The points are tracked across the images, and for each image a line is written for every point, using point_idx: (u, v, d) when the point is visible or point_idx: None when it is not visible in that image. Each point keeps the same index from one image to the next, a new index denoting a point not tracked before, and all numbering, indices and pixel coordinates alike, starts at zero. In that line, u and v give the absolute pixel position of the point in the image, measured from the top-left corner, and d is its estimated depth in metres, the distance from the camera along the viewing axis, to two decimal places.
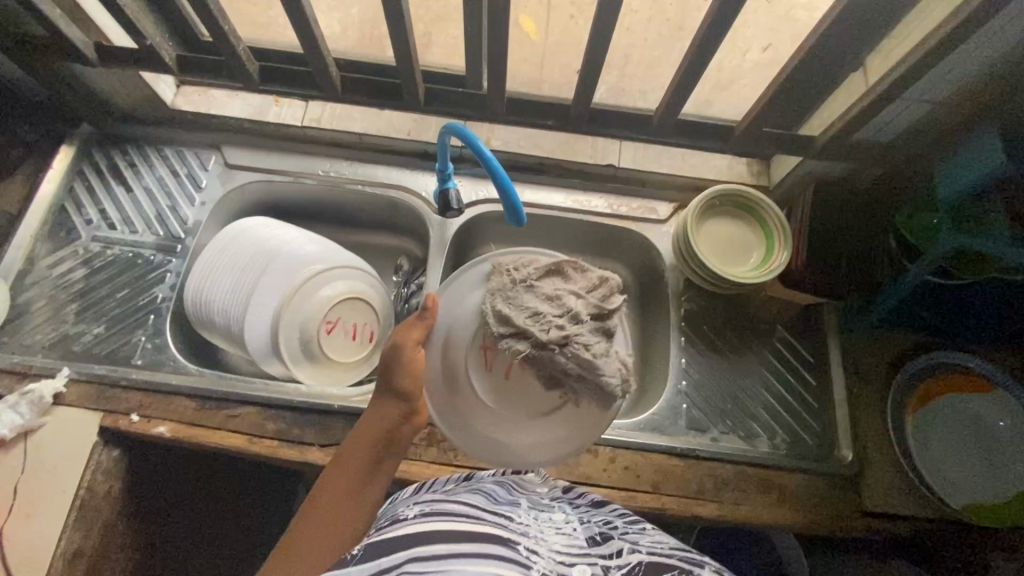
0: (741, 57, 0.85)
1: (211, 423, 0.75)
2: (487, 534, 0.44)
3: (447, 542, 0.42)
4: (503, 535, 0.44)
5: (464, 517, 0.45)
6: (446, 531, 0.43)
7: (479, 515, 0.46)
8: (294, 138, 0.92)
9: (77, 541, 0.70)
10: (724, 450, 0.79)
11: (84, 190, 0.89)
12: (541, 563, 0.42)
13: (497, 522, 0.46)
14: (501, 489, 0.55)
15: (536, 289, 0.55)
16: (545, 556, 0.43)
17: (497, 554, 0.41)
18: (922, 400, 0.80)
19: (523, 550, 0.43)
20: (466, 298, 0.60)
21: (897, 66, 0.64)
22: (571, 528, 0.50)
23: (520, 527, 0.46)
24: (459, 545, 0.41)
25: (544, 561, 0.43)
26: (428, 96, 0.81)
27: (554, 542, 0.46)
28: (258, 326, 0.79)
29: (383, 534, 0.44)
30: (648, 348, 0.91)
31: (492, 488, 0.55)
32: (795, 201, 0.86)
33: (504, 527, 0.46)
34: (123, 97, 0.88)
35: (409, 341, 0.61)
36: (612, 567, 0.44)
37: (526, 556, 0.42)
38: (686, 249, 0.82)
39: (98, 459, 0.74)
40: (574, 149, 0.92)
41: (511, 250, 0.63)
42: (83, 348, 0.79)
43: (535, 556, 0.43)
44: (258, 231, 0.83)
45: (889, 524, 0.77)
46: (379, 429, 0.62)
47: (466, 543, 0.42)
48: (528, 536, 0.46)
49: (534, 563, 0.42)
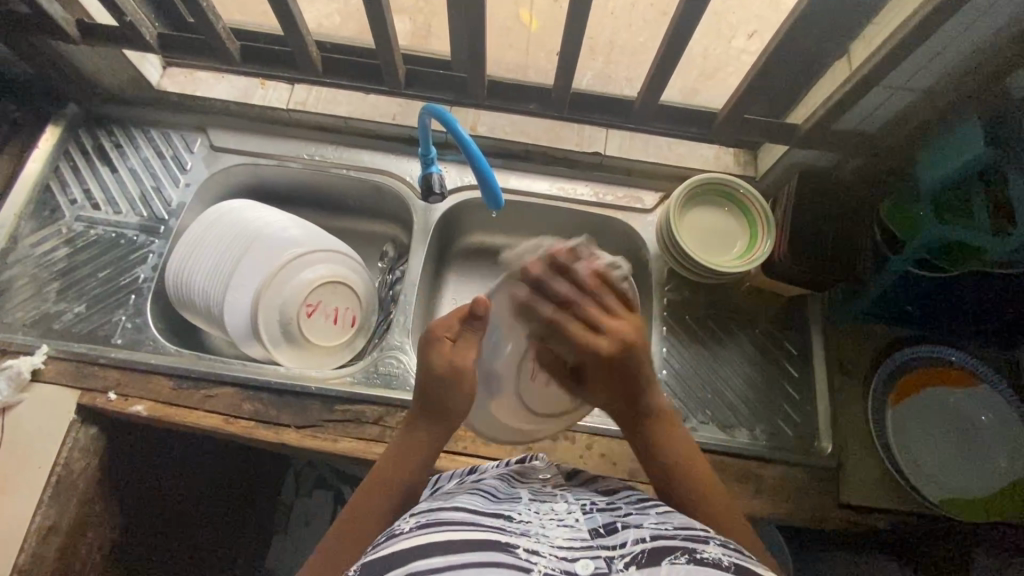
0: (727, 44, 0.84)
1: (188, 402, 0.75)
2: (486, 540, 0.43)
3: (448, 552, 0.42)
4: (503, 540, 0.43)
5: (464, 521, 0.45)
6: (445, 541, 0.43)
7: (478, 520, 0.46)
8: (279, 121, 0.92)
9: (53, 515, 0.71)
10: (702, 438, 0.78)
11: (69, 170, 0.89)
12: (543, 563, 0.41)
13: (497, 524, 0.45)
14: (500, 485, 0.55)
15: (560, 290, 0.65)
16: (547, 554, 0.42)
17: (498, 562, 0.41)
18: (905, 392, 0.80)
19: (523, 552, 0.42)
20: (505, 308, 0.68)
21: (878, 52, 0.63)
22: (574, 519, 0.48)
23: (520, 527, 0.46)
24: (457, 555, 0.41)
25: (545, 560, 0.42)
26: (410, 79, 0.81)
27: (555, 536, 0.45)
28: (237, 307, 0.79)
29: (380, 551, 0.44)
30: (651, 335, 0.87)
31: (491, 485, 0.55)
32: (780, 192, 0.85)
33: (505, 529, 0.45)
34: (108, 77, 0.88)
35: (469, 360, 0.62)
36: (615, 558, 0.42)
37: (527, 559, 0.41)
38: (668, 236, 0.81)
39: (76, 436, 0.74)
40: (559, 136, 0.91)
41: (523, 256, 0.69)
42: (63, 326, 0.79)
43: (536, 557, 0.42)
44: (241, 212, 0.83)
45: (865, 516, 0.77)
46: (429, 443, 0.63)
47: (463, 553, 0.41)
48: (529, 535, 0.45)
49: (535, 564, 0.41)
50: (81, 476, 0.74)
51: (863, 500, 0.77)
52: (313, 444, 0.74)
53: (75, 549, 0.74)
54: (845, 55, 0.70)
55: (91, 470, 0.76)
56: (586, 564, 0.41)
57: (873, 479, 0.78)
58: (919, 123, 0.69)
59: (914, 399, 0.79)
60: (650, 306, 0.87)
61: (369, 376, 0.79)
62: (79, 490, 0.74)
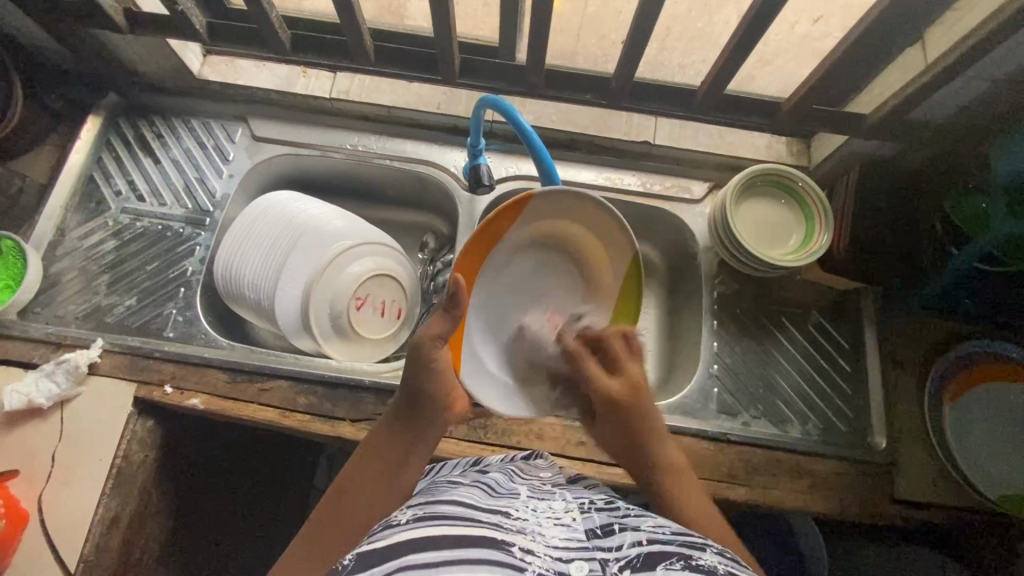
0: (790, 30, 0.79)
1: (243, 396, 0.76)
2: (480, 537, 0.43)
3: (437, 545, 0.41)
4: (498, 537, 0.43)
5: (461, 517, 0.45)
6: (439, 536, 0.43)
7: (473, 515, 0.46)
8: (322, 111, 0.91)
9: (114, 507, 0.71)
10: (755, 434, 0.77)
11: (112, 161, 0.89)
12: (537, 564, 0.41)
13: (493, 521, 0.46)
14: (502, 477, 0.57)
15: (557, 226, 0.68)
16: (540, 554, 0.42)
17: (494, 561, 0.41)
18: (961, 389, 0.78)
19: (518, 550, 0.42)
20: (609, 240, 0.69)
21: (961, 42, 0.61)
22: (570, 520, 0.49)
23: (516, 524, 0.46)
24: (446, 551, 0.41)
25: (539, 560, 0.42)
26: (463, 68, 0.80)
27: (551, 536, 0.46)
28: (287, 302, 0.79)
29: (373, 541, 0.44)
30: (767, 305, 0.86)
31: (493, 476, 0.57)
32: (838, 182, 0.83)
33: (501, 526, 0.45)
34: (152, 65, 0.87)
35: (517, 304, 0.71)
36: (610, 560, 0.43)
37: (521, 557, 0.41)
38: (724, 228, 0.79)
39: (134, 429, 0.74)
40: (606, 125, 0.89)
41: (575, 201, 0.65)
42: (117, 319, 0.80)
43: (530, 556, 0.42)
44: (286, 205, 0.82)
45: (923, 513, 0.75)
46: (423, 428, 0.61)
47: (457, 550, 0.41)
48: (525, 534, 0.45)
49: (529, 564, 0.41)
50: (141, 467, 0.74)
51: (921, 496, 0.75)
52: None
53: (135, 540, 0.75)
54: (921, 42, 0.67)
55: (149, 463, 0.76)
56: (581, 567, 0.42)
57: (932, 477, 0.76)
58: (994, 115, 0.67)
59: (968, 394, 0.78)
60: (700, 299, 0.86)
61: None
62: (139, 481, 0.74)
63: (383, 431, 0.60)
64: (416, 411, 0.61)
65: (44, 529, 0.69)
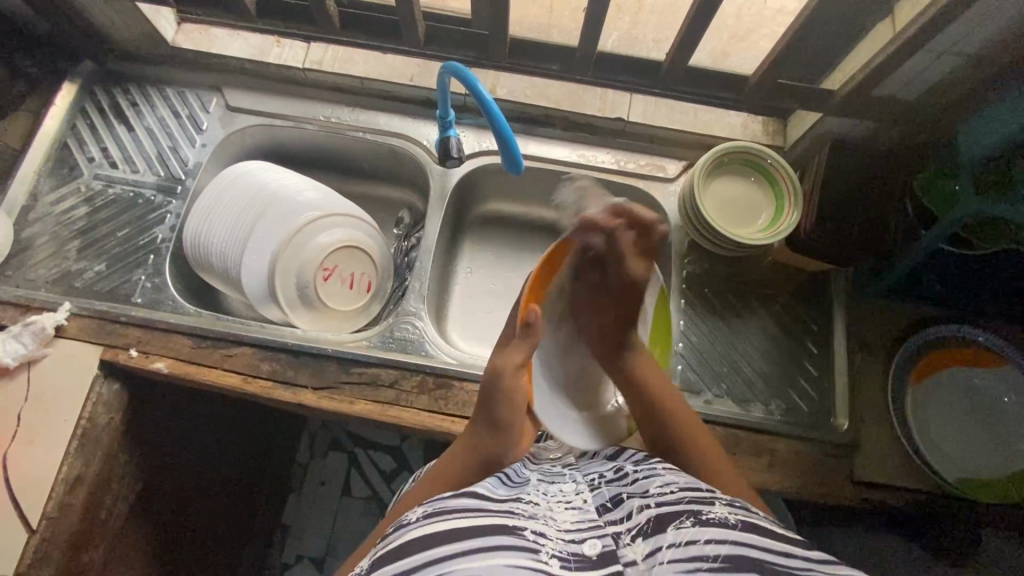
0: (762, 3, 0.79)
1: (208, 361, 0.77)
2: (492, 523, 0.44)
3: (451, 539, 0.42)
4: (511, 522, 0.45)
5: (472, 508, 0.46)
6: (452, 525, 0.43)
7: (485, 507, 0.46)
8: (295, 81, 0.90)
9: (80, 466, 0.73)
10: (718, 412, 0.78)
11: (86, 128, 0.89)
12: (551, 546, 0.44)
13: (504, 508, 0.47)
14: (516, 465, 0.61)
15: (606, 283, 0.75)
16: (554, 537, 0.45)
17: (509, 544, 0.43)
18: (923, 372, 0.78)
19: (531, 534, 0.45)
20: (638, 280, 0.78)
21: (924, 13, 0.60)
22: (582, 501, 0.52)
23: (528, 511, 0.48)
24: (462, 546, 0.41)
25: (552, 543, 0.45)
26: (430, 37, 0.83)
27: (564, 520, 0.49)
28: (254, 270, 0.80)
29: (389, 545, 0.44)
30: (751, 286, 0.85)
31: (508, 467, 0.60)
32: (811, 160, 0.81)
33: (513, 511, 0.47)
34: (124, 32, 0.86)
35: (509, 366, 0.66)
36: (621, 534, 0.46)
37: (535, 539, 0.44)
38: (692, 206, 0.79)
39: (100, 392, 0.75)
40: (581, 101, 0.87)
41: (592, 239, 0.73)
42: (85, 285, 0.80)
43: (544, 538, 0.45)
44: (257, 174, 0.82)
45: (883, 494, 0.75)
46: (485, 453, 0.64)
47: (469, 538, 0.42)
48: (537, 518, 0.48)
49: (543, 545, 0.44)
50: (107, 429, 0.76)
51: (881, 477, 0.75)
52: (331, 407, 0.75)
53: (102, 500, 0.76)
54: (889, 16, 0.66)
55: (116, 425, 0.77)
56: (593, 545, 0.45)
57: (891, 459, 0.76)
58: (963, 91, 0.66)
59: (934, 377, 0.78)
60: (669, 278, 0.86)
61: (385, 341, 0.79)
62: (105, 443, 0.75)
63: (464, 441, 0.66)
64: (485, 438, 0.64)
65: (10, 486, 0.71)
